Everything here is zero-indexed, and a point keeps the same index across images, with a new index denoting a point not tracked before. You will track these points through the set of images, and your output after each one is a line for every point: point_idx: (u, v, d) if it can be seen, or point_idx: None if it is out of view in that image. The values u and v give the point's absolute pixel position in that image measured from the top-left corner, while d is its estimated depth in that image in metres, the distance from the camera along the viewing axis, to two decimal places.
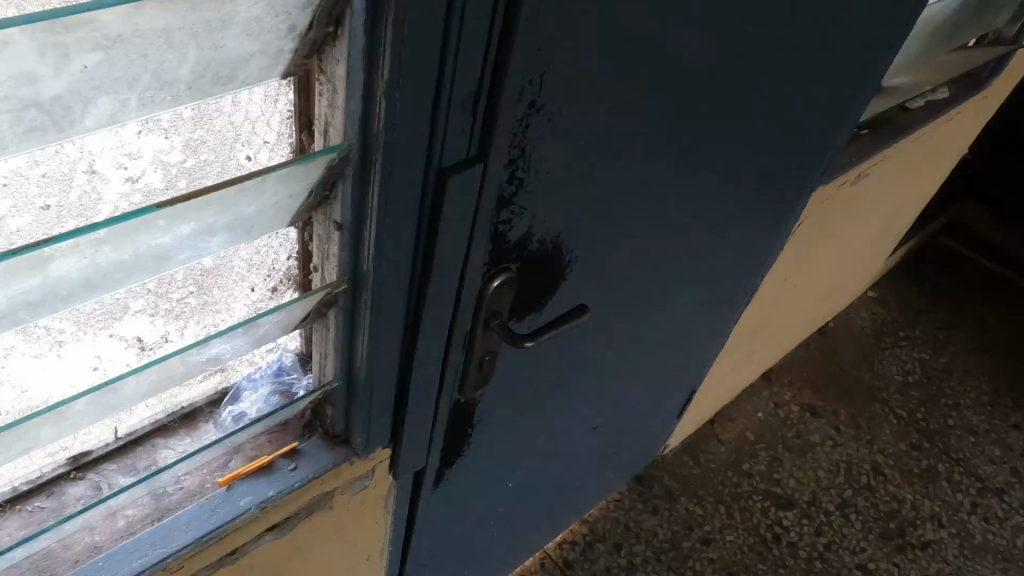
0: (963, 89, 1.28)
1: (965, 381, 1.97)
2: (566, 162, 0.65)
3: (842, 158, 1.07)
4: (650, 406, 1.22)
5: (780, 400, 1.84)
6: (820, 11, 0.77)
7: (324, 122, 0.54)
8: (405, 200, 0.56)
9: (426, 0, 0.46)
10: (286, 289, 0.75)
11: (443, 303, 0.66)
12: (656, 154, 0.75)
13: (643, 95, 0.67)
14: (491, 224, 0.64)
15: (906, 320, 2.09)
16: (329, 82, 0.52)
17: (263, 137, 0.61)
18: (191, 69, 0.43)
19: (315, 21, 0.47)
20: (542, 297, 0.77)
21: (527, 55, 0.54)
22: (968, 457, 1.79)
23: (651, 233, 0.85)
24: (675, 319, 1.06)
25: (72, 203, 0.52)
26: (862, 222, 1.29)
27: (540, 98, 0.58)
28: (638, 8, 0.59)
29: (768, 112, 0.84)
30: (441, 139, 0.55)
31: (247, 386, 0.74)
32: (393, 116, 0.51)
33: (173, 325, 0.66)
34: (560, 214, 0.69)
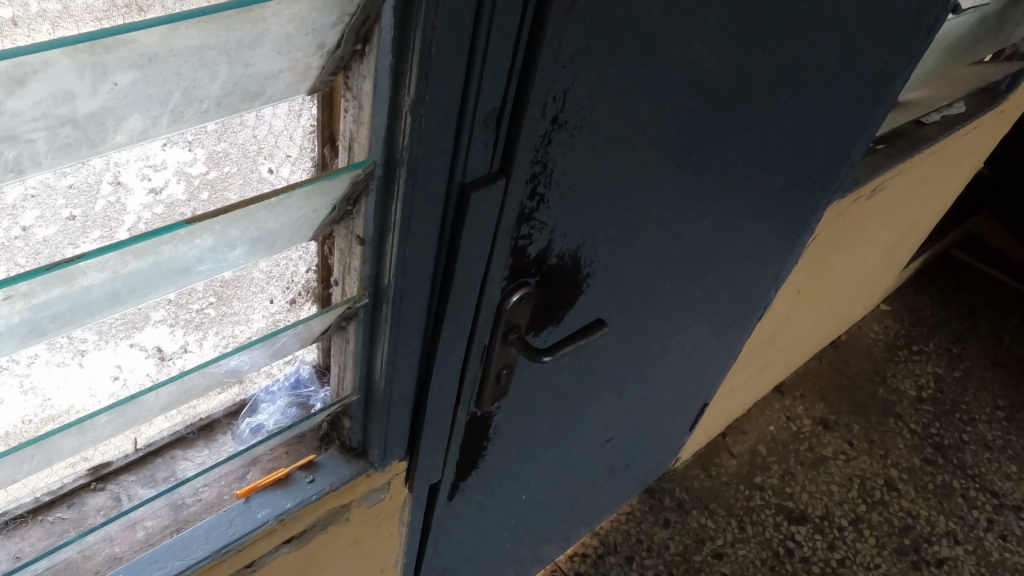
0: (979, 104, 1.28)
1: (980, 396, 1.95)
2: (587, 176, 0.65)
3: (858, 172, 1.07)
4: (663, 419, 1.22)
5: (792, 413, 1.83)
6: (840, 29, 0.78)
7: (348, 138, 0.54)
8: (427, 215, 0.57)
9: (454, 18, 0.46)
10: (304, 301, 0.75)
11: (463, 316, 0.66)
12: (675, 170, 0.75)
13: (664, 111, 0.67)
14: (512, 239, 0.64)
15: (919, 334, 2.08)
16: (354, 99, 0.51)
17: (286, 151, 0.62)
18: (221, 86, 0.44)
19: (342, 39, 0.47)
20: (560, 311, 0.77)
21: (552, 71, 0.54)
22: (983, 473, 1.78)
23: (669, 247, 0.85)
24: (690, 333, 1.05)
25: (97, 214, 0.52)
26: (876, 236, 1.29)
27: (562, 114, 0.58)
28: (662, 26, 0.59)
29: (787, 128, 0.85)
30: (464, 155, 0.55)
31: (265, 398, 0.74)
32: (418, 132, 0.51)
33: (192, 336, 0.67)
34: (580, 229, 0.69)
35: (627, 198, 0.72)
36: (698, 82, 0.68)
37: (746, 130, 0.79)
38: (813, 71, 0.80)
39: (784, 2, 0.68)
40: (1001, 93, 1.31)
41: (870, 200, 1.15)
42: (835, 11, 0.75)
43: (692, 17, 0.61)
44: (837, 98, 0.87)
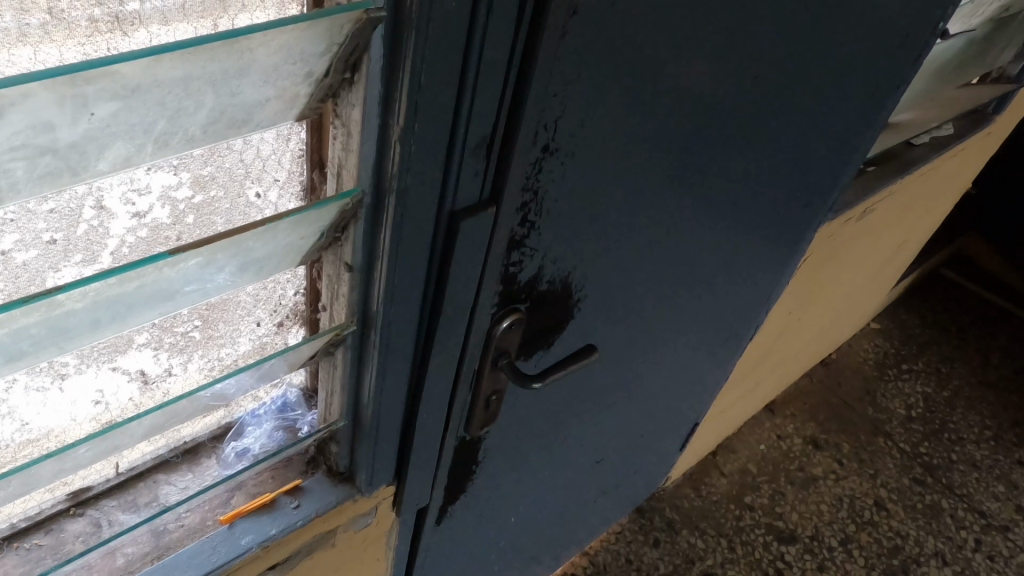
0: (967, 126, 1.29)
1: (968, 415, 1.96)
2: (576, 203, 0.65)
3: (848, 194, 1.07)
4: (653, 440, 1.21)
5: (783, 432, 1.83)
6: (831, 55, 0.78)
7: (336, 165, 0.54)
8: (416, 242, 0.56)
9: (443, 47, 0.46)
10: (291, 324, 0.74)
11: (451, 343, 0.65)
12: (667, 195, 0.75)
13: (654, 137, 0.67)
14: (501, 266, 0.63)
15: (909, 353, 2.09)
16: (343, 126, 0.51)
17: (274, 175, 0.61)
18: (207, 114, 0.43)
19: (331, 67, 0.46)
20: (550, 336, 0.76)
21: (543, 100, 0.54)
22: (972, 493, 1.78)
23: (659, 270, 0.85)
24: (681, 355, 1.05)
25: (79, 237, 0.51)
26: (866, 257, 1.29)
27: (553, 142, 0.57)
28: (653, 54, 0.59)
29: (779, 152, 0.85)
30: (454, 184, 0.55)
31: (251, 421, 0.73)
32: (407, 161, 0.51)
33: (176, 359, 0.66)
34: (570, 255, 0.69)
35: (618, 222, 0.72)
36: (690, 106, 0.68)
37: (737, 154, 0.80)
38: (804, 96, 0.80)
39: (773, 30, 0.68)
40: (988, 115, 1.32)
41: (860, 222, 1.16)
42: (826, 38, 0.75)
43: (683, 45, 0.61)
44: (827, 122, 0.88)
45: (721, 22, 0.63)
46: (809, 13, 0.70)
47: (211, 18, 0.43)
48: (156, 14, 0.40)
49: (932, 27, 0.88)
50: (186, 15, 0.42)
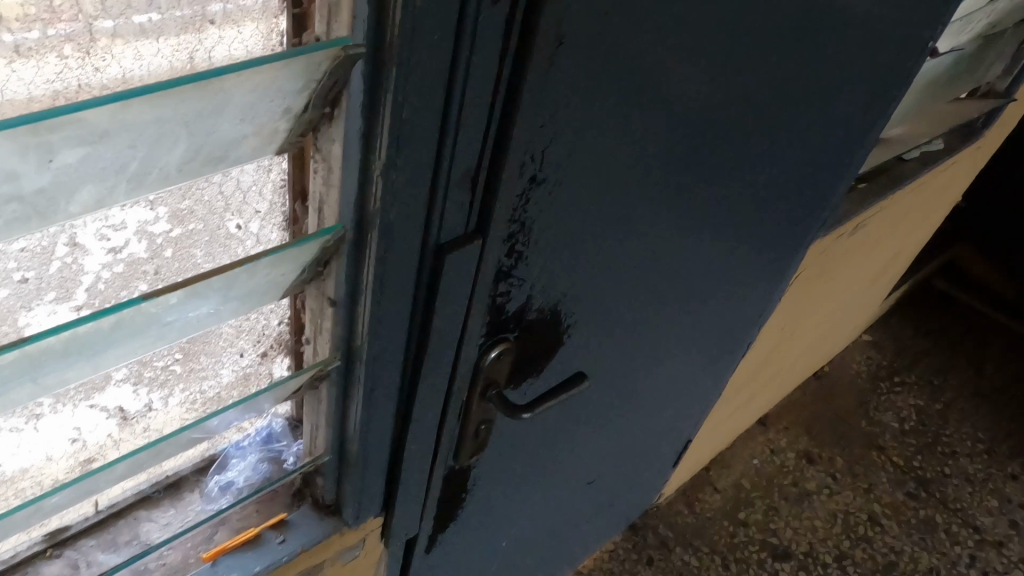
0: (957, 140, 1.29)
1: (961, 427, 1.96)
2: (565, 232, 0.64)
3: (840, 211, 1.06)
4: (646, 459, 1.20)
5: (777, 446, 1.82)
6: (821, 77, 0.78)
7: (318, 200, 0.52)
8: (401, 276, 0.55)
9: (425, 79, 0.45)
10: (276, 353, 0.73)
11: (438, 374, 0.64)
12: (657, 220, 0.74)
13: (644, 163, 0.66)
14: (489, 296, 0.62)
15: (902, 365, 2.09)
16: (324, 160, 0.50)
17: (255, 207, 0.59)
18: (182, 153, 0.41)
19: (310, 103, 0.45)
20: (541, 363, 0.75)
21: (529, 131, 0.52)
22: (966, 507, 1.78)
23: (650, 293, 0.84)
24: (673, 375, 1.05)
25: (52, 275, 0.50)
26: (858, 271, 1.29)
27: (540, 173, 0.56)
28: (642, 81, 0.58)
29: (769, 173, 0.84)
30: (439, 217, 0.53)
31: (235, 453, 0.71)
32: (391, 196, 0.49)
33: (156, 394, 0.64)
34: (560, 283, 0.68)
35: (608, 248, 0.71)
36: (679, 130, 0.67)
37: (727, 178, 0.79)
38: (795, 117, 0.80)
39: (763, 55, 0.68)
40: (977, 129, 1.33)
41: (852, 238, 1.15)
42: (817, 60, 0.75)
43: (672, 71, 0.60)
44: (818, 142, 0.87)
45: (711, 47, 0.62)
46: (799, 36, 0.70)
47: (186, 50, 0.42)
48: (128, 48, 0.40)
49: (922, 46, 0.88)
50: (161, 48, 0.41)
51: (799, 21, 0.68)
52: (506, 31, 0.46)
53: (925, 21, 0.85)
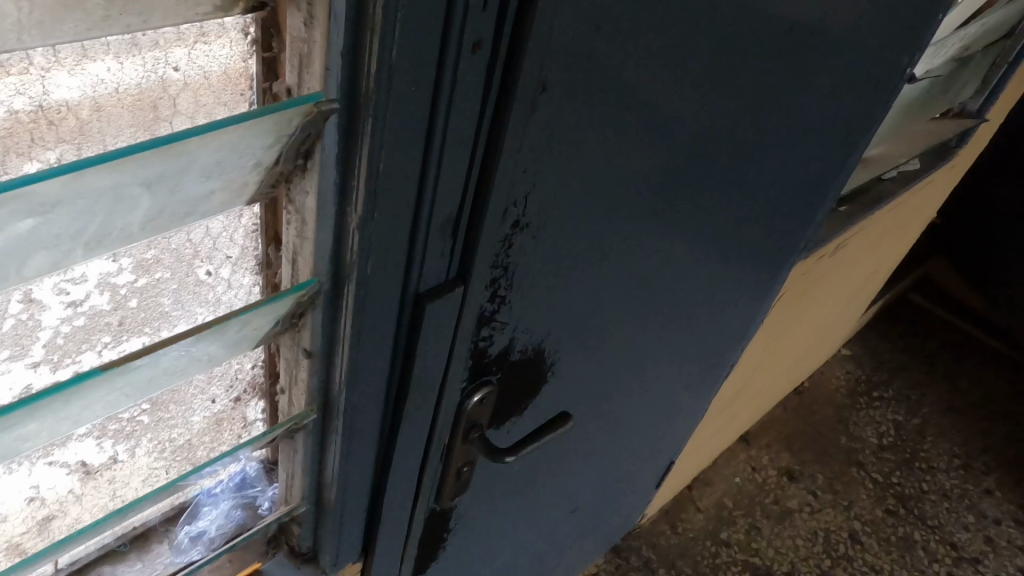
0: (932, 159, 1.30)
1: (937, 443, 1.97)
2: (549, 273, 0.62)
3: (820, 235, 1.06)
4: (629, 482, 1.19)
5: (758, 464, 1.82)
6: (802, 106, 0.77)
7: (291, 251, 0.50)
8: (379, 326, 0.53)
9: (402, 129, 0.43)
10: (250, 397, 0.70)
11: (419, 421, 0.62)
12: (640, 253, 0.73)
13: (627, 200, 0.65)
14: (471, 342, 0.60)
15: (879, 380, 2.11)
16: (297, 212, 0.47)
17: (226, 252, 0.57)
18: (144, 213, 0.39)
19: (281, 156, 0.43)
20: (523, 401, 0.73)
21: (512, 178, 0.50)
22: (943, 523, 1.79)
23: (627, 324, 0.82)
24: (656, 402, 1.04)
25: (6, 333, 0.47)
26: (837, 291, 1.29)
27: (523, 218, 0.54)
28: (625, 119, 0.57)
29: (751, 202, 0.84)
30: (419, 266, 0.51)
31: (207, 502, 0.68)
32: (368, 248, 0.47)
33: (122, 445, 0.61)
34: (543, 324, 0.66)
35: (588, 285, 0.69)
36: (662, 166, 0.66)
37: (710, 209, 0.78)
38: (776, 146, 0.79)
39: (746, 88, 0.67)
40: (953, 149, 1.34)
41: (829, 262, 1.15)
42: (798, 90, 0.74)
43: (657, 109, 0.59)
44: (798, 169, 0.87)
45: (694, 82, 0.61)
46: (781, 69, 0.69)
47: (150, 99, 0.40)
48: (87, 100, 0.38)
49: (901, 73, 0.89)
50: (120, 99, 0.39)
51: (782, 53, 0.67)
52: (488, 77, 0.44)
53: (904, 48, 0.86)
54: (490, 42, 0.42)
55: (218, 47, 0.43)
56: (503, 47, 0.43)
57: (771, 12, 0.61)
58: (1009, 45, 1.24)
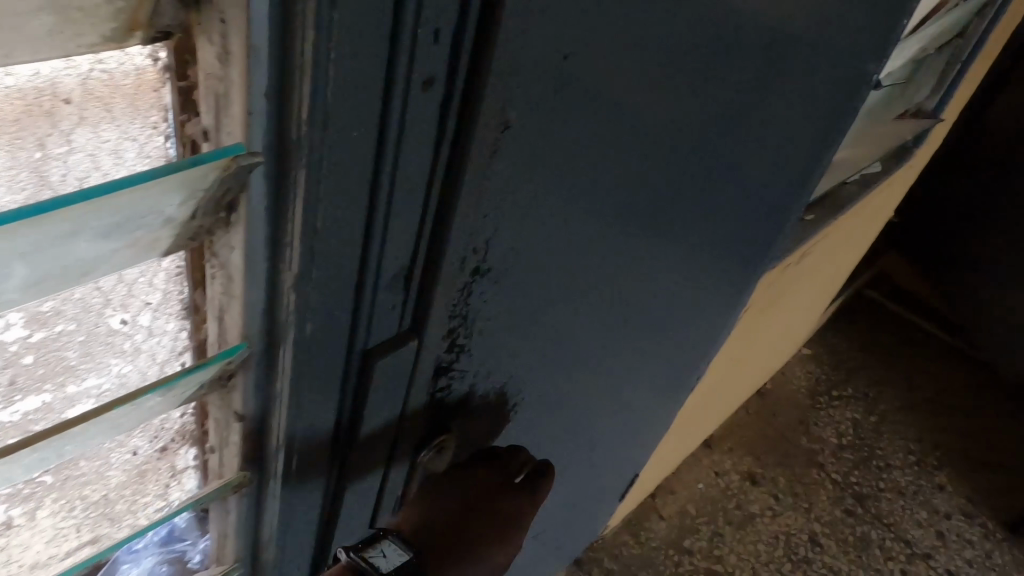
0: (891, 161, 1.30)
1: (894, 439, 1.77)
2: (510, 314, 0.57)
3: (788, 246, 1.04)
4: (592, 503, 1.14)
5: (721, 468, 1.60)
6: (782, 122, 0.73)
7: (218, 308, 0.43)
8: (321, 390, 0.46)
9: (344, 175, 0.36)
10: (180, 446, 0.59)
11: (367, 481, 0.56)
12: (610, 284, 0.68)
13: (597, 231, 0.60)
14: (427, 393, 0.54)
15: (842, 377, 1.89)
16: (222, 268, 0.41)
17: (145, 297, 0.47)
18: (22, 282, 0.32)
19: (199, 209, 0.36)
20: (484, 442, 0.68)
21: (471, 222, 0.45)
22: (899, 521, 1.59)
23: (577, 359, 0.74)
24: (614, 427, 0.96)
25: None
26: (801, 296, 1.27)
27: (484, 263, 0.49)
28: (597, 147, 0.52)
29: (722, 220, 0.80)
30: (366, 322, 0.45)
31: (127, 559, 0.60)
32: (306, 308, 0.41)
33: (17, 510, 0.50)
34: (504, 366, 0.61)
35: (537, 321, 0.62)
36: (634, 191, 0.61)
37: (681, 232, 0.74)
38: (752, 164, 0.75)
39: (722, 108, 0.63)
40: (909, 148, 1.33)
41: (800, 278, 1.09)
42: (778, 107, 0.70)
43: (629, 136, 0.54)
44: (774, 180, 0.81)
45: (669, 106, 0.56)
46: (761, 87, 0.65)
47: (33, 136, 0.33)
48: None
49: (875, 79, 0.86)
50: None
51: (762, 71, 0.63)
52: (444, 120, 0.38)
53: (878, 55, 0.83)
54: (445, 79, 0.36)
55: (115, 65, 0.35)
56: (462, 85, 0.37)
57: (752, 30, 0.57)
58: (962, 45, 1.23)
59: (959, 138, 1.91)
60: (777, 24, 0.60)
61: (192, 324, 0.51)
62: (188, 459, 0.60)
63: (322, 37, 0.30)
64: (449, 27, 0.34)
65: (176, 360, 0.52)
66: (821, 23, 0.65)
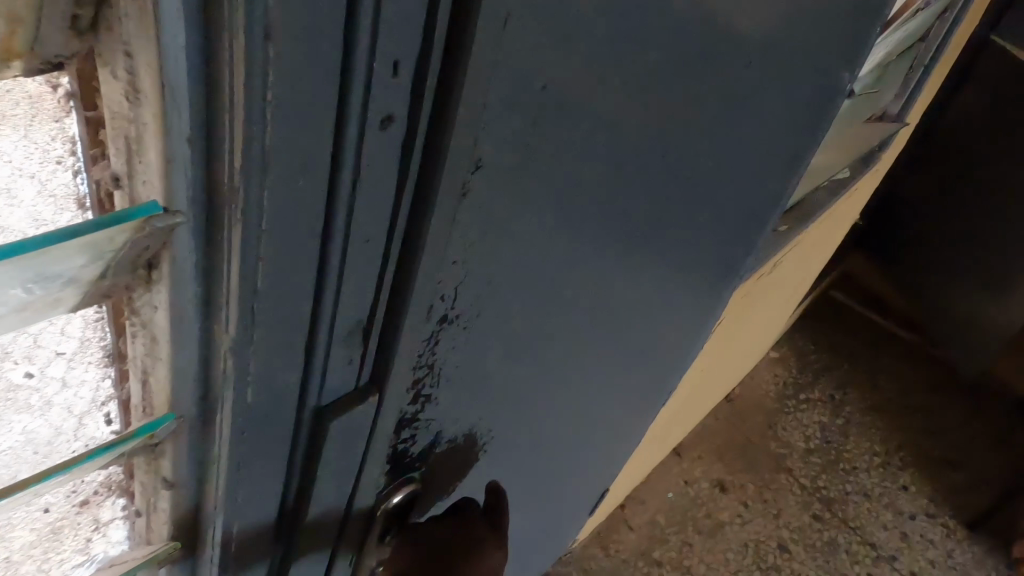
0: (860, 167, 1.28)
1: (860, 441, 1.79)
2: (480, 357, 0.52)
3: (762, 258, 1.01)
4: (563, 526, 1.09)
5: (690, 476, 1.59)
6: (775, 144, 0.68)
7: (142, 370, 0.37)
8: (266, 458, 0.40)
9: (289, 223, 0.31)
10: (104, 501, 0.46)
11: (320, 547, 0.49)
12: (587, 313, 0.64)
13: (575, 263, 0.55)
14: (389, 448, 0.49)
15: (808, 380, 1.90)
16: (145, 328, 0.34)
17: (54, 345, 0.36)
18: None
19: (113, 268, 0.30)
20: (448, 487, 0.63)
21: (439, 268, 0.40)
22: (865, 524, 1.61)
23: (549, 391, 0.69)
24: (588, 453, 0.92)
25: None
26: (771, 304, 1.25)
27: (452, 310, 0.44)
28: (575, 177, 0.47)
29: (705, 244, 0.75)
30: (318, 382, 0.39)
31: None
32: (245, 373, 0.35)
33: None
34: (472, 409, 0.56)
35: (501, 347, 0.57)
36: (617, 220, 0.56)
37: (665, 259, 0.70)
38: (740, 187, 0.70)
39: (710, 130, 0.58)
40: (878, 153, 1.32)
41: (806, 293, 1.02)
42: (773, 128, 0.65)
43: (609, 163, 0.50)
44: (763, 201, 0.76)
45: (653, 130, 0.52)
46: (753, 108, 0.61)
47: None
48: None
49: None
50: None
51: (755, 91, 0.59)
52: (405, 160, 0.33)
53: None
54: (404, 116, 0.32)
55: None
56: (423, 121, 0.33)
57: (743, 49, 0.53)
58: (924, 48, 1.22)
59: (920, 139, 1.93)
60: (775, 43, 0.56)
61: (118, 373, 0.40)
62: (114, 518, 0.47)
63: (255, 77, 0.25)
64: (408, 60, 0.30)
65: (97, 413, 0.40)
66: (821, 44, 0.61)
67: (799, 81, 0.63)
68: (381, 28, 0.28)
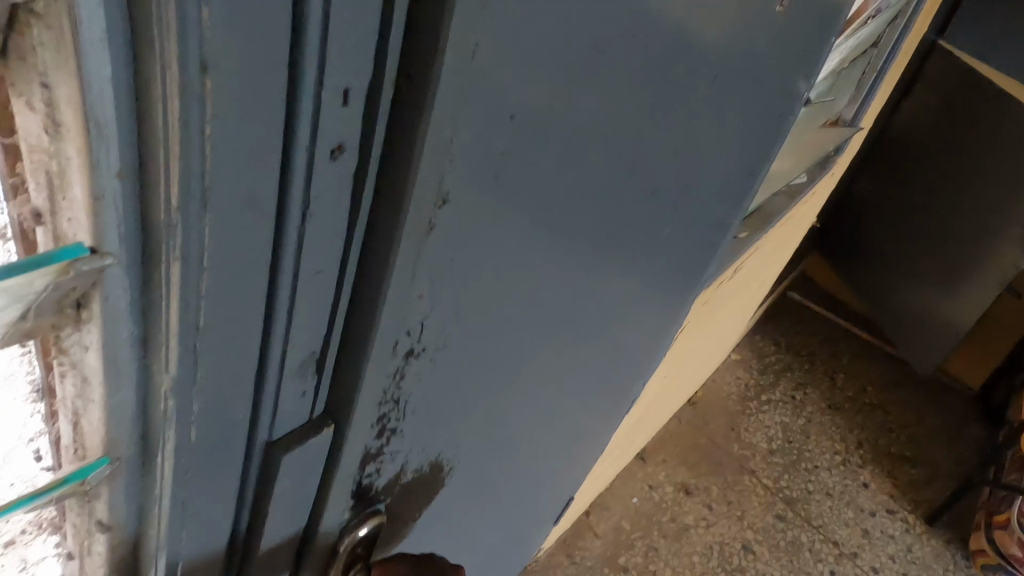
0: (817, 171, 1.30)
1: (821, 441, 1.83)
2: (446, 385, 0.51)
3: (725, 264, 1.01)
4: (532, 537, 1.08)
5: (655, 481, 1.60)
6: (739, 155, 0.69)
7: (72, 412, 0.33)
8: (214, 495, 0.38)
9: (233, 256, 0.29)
10: (30, 545, 0.38)
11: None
12: (554, 329, 0.63)
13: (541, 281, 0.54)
14: (353, 482, 0.47)
15: (770, 381, 1.93)
16: (74, 368, 0.31)
17: None
18: None
19: (34, 305, 0.27)
20: (413, 516, 0.61)
21: (403, 304, 0.38)
22: (827, 522, 1.64)
23: (519, 410, 0.68)
24: (557, 466, 0.91)
25: None
26: (733, 307, 1.26)
27: (419, 343, 0.43)
28: (544, 199, 0.46)
29: (672, 257, 0.74)
30: (269, 416, 0.37)
31: None
32: (189, 412, 0.33)
33: None
34: (438, 436, 0.55)
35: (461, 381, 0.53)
36: (583, 236, 0.55)
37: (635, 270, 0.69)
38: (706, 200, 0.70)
39: (675, 143, 0.58)
40: (834, 157, 1.34)
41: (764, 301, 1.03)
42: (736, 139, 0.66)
43: (575, 180, 0.49)
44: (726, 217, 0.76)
45: (618, 146, 0.51)
46: (718, 120, 0.60)
47: None
48: None
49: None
50: None
51: (719, 104, 0.59)
52: (359, 188, 0.33)
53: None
54: (358, 143, 0.31)
55: None
56: (377, 148, 0.32)
57: (707, 64, 0.53)
58: (877, 54, 1.24)
59: (873, 143, 1.98)
60: (736, 55, 0.56)
61: (49, 409, 0.34)
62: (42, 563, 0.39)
63: (192, 107, 0.24)
64: (359, 87, 0.29)
65: (22, 449, 0.34)
66: (780, 57, 0.61)
67: (762, 91, 0.63)
68: (329, 55, 0.27)
